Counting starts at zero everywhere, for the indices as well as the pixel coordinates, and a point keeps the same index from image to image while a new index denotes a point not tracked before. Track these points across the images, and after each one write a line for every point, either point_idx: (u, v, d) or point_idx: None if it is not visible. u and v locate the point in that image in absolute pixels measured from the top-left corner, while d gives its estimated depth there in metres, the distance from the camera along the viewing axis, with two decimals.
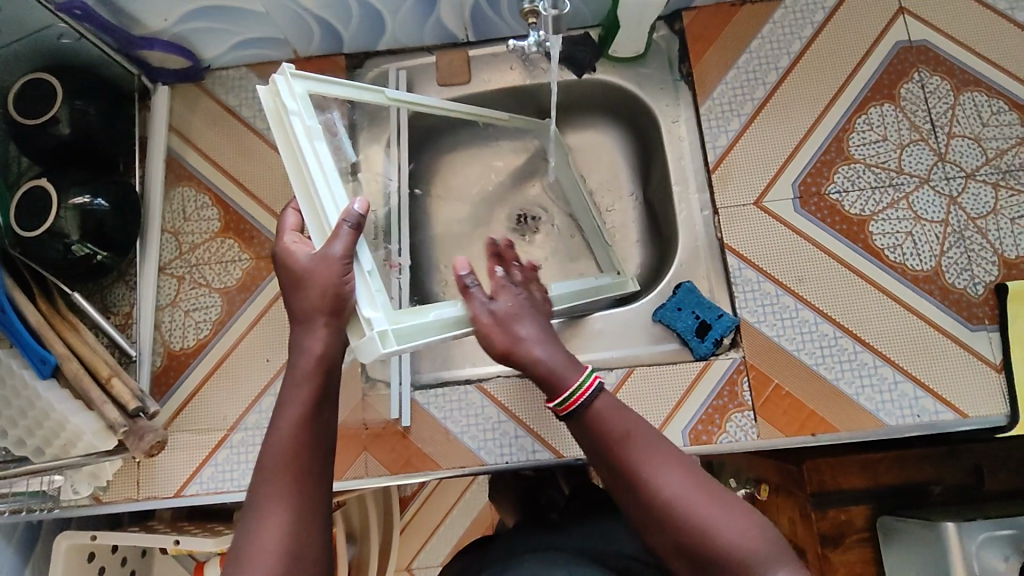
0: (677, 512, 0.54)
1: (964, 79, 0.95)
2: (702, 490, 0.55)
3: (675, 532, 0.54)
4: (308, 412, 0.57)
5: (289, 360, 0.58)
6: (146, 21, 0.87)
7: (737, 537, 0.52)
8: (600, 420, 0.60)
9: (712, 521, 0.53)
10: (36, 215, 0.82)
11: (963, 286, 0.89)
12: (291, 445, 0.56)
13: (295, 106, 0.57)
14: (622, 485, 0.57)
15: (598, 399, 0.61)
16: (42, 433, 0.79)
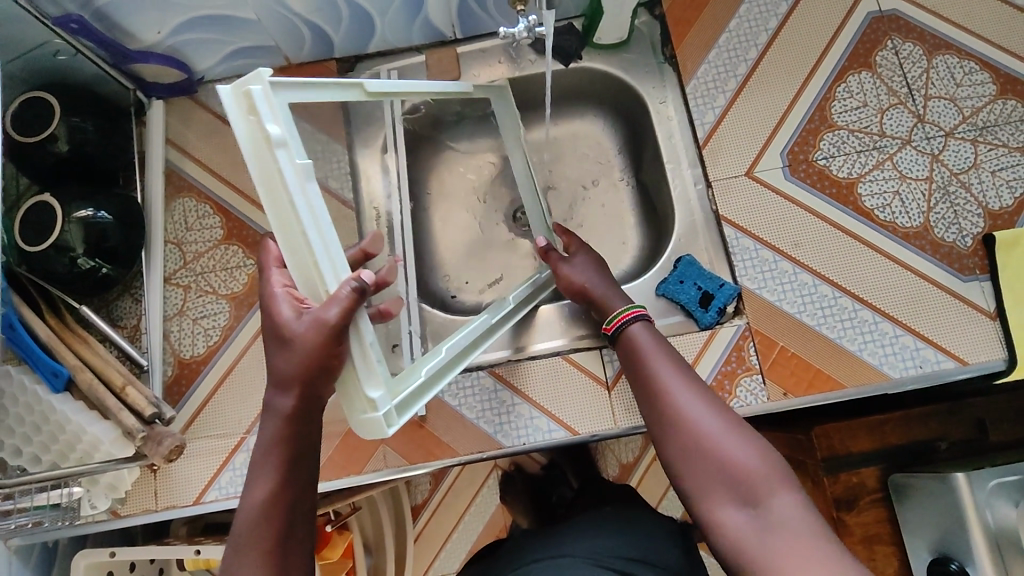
0: (687, 424, 0.64)
1: (935, 43, 0.99)
2: (712, 410, 0.65)
3: (684, 442, 0.63)
4: (286, 490, 0.58)
5: (265, 431, 0.59)
6: (141, 34, 0.89)
7: (735, 448, 0.61)
8: (640, 351, 0.74)
9: (715, 432, 0.62)
10: (41, 231, 0.83)
11: (953, 240, 0.92)
12: (269, 519, 0.57)
13: (265, 129, 0.49)
14: (649, 407, 0.69)
15: (642, 326, 0.76)
16: (59, 446, 0.80)
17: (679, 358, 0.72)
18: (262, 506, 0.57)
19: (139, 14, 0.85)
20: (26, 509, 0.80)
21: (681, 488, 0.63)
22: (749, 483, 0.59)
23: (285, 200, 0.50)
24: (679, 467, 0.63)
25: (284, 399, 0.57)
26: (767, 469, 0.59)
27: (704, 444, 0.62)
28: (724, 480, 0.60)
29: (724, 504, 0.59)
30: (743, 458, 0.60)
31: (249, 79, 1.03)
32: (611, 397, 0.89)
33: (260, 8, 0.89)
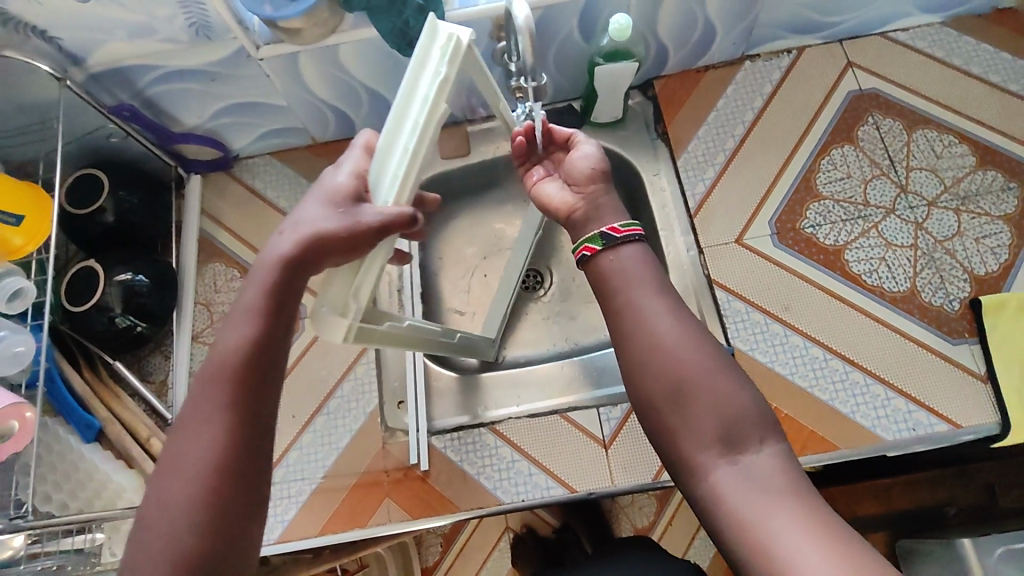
0: (682, 365, 0.54)
1: (914, 118, 1.05)
2: (700, 342, 0.55)
3: (670, 379, 0.54)
4: (261, 346, 0.54)
5: (255, 279, 0.55)
6: (184, 118, 1.00)
7: (727, 390, 0.53)
8: (619, 265, 0.59)
9: (705, 370, 0.54)
10: (85, 292, 0.92)
11: (940, 304, 0.95)
12: (241, 366, 0.53)
13: (443, 59, 0.56)
14: (623, 331, 0.57)
15: (636, 245, 0.60)
16: (84, 495, 0.84)
17: (664, 276, 0.59)
18: (233, 357, 0.53)
19: (183, 102, 0.97)
20: (52, 552, 0.81)
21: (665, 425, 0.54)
22: (740, 429, 0.52)
23: (408, 121, 0.55)
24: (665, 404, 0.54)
25: (285, 246, 0.53)
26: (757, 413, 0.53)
27: (694, 384, 0.53)
28: (715, 424, 0.52)
29: (707, 449, 0.51)
30: (735, 402, 0.53)
31: (278, 156, 1.14)
32: (607, 455, 0.92)
33: (289, 96, 1.00)
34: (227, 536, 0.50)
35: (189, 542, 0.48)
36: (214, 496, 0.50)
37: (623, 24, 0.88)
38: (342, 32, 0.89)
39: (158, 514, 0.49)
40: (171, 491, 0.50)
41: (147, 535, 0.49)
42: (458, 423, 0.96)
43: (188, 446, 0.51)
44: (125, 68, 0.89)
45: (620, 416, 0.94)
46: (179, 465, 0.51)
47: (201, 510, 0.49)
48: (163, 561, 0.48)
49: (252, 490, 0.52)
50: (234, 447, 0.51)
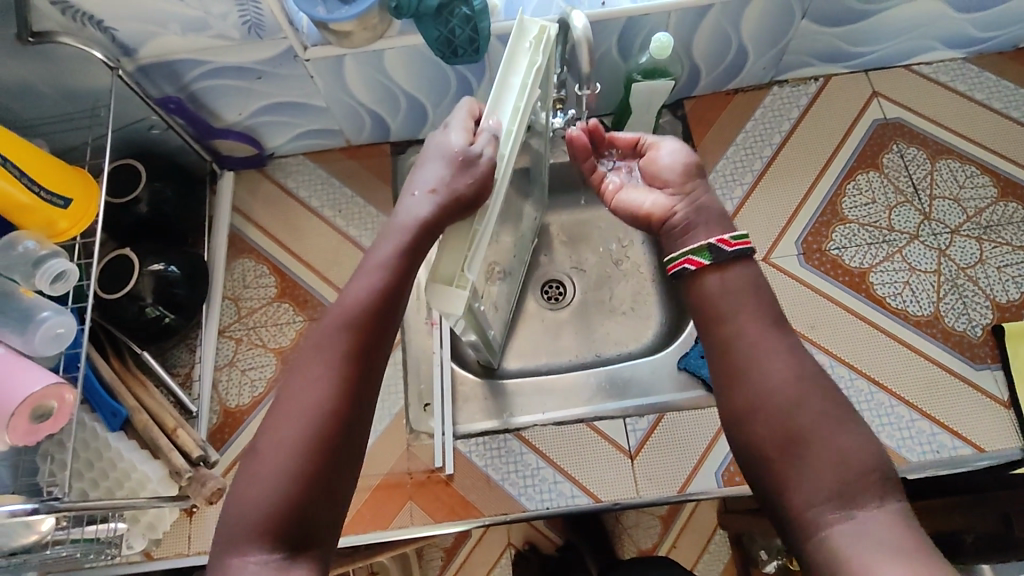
0: (795, 410, 0.53)
1: (937, 148, 1.08)
2: (815, 388, 0.54)
3: (782, 425, 0.52)
4: (386, 299, 0.57)
5: (389, 240, 0.60)
6: (224, 114, 1.01)
7: (843, 437, 0.51)
8: (727, 295, 0.59)
9: (820, 417, 0.52)
10: (118, 280, 0.92)
11: (963, 329, 0.96)
12: (362, 316, 0.56)
13: (535, 49, 0.70)
14: (729, 370, 0.57)
15: (743, 267, 0.61)
16: (108, 484, 0.84)
17: (778, 315, 0.59)
18: (359, 302, 0.56)
19: (226, 99, 0.98)
20: (67, 541, 0.78)
21: (773, 473, 0.52)
22: (855, 483, 0.49)
23: (507, 107, 0.68)
24: (774, 451, 0.52)
25: (426, 209, 0.61)
26: (879, 470, 0.50)
27: (807, 432, 0.52)
28: (828, 475, 0.50)
29: (819, 504, 0.49)
30: (854, 452, 0.50)
31: (311, 156, 1.15)
32: (633, 465, 0.92)
33: (329, 97, 1.01)
34: (332, 477, 0.51)
35: (298, 477, 0.50)
36: (326, 437, 0.52)
37: (664, 42, 0.89)
38: (389, 38, 0.91)
39: (271, 448, 0.51)
40: (288, 428, 0.52)
41: (260, 466, 0.51)
42: (484, 428, 0.96)
43: (305, 385, 0.53)
44: (174, 61, 0.89)
45: (646, 426, 0.94)
46: (296, 403, 0.53)
47: (311, 448, 0.51)
48: (274, 490, 0.49)
49: (357, 436, 0.53)
50: (346, 394, 0.53)
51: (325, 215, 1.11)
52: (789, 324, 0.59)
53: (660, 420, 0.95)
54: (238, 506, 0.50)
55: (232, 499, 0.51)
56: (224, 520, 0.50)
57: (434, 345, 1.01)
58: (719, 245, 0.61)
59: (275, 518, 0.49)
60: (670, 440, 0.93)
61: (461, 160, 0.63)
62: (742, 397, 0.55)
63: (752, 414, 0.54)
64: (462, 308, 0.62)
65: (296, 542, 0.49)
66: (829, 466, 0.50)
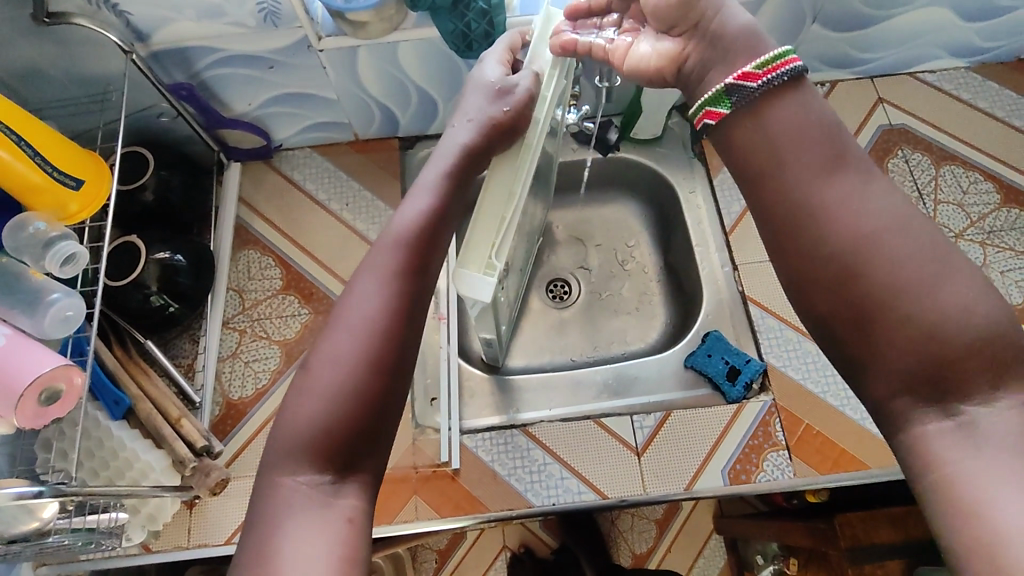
0: (870, 267, 0.48)
1: (941, 155, 1.09)
2: (891, 236, 0.49)
3: (848, 286, 0.49)
4: (434, 218, 0.60)
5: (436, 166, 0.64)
6: (234, 104, 1.01)
7: (928, 295, 0.47)
8: (780, 134, 0.54)
9: (899, 272, 0.48)
10: (123, 267, 0.91)
11: None
12: (415, 231, 0.58)
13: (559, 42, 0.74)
14: (791, 226, 0.53)
15: (782, 92, 0.55)
16: (107, 473, 0.82)
17: (839, 156, 0.53)
18: (412, 219, 0.59)
19: (237, 88, 0.97)
20: (66, 530, 0.74)
21: (854, 345, 0.49)
22: (954, 355, 0.45)
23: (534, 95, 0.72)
24: (856, 318, 0.49)
25: (465, 137, 0.66)
26: (973, 336, 0.45)
27: (893, 296, 0.47)
28: (908, 343, 0.46)
29: (898, 388, 0.47)
30: (943, 316, 0.46)
31: (319, 150, 1.15)
32: (640, 463, 0.92)
33: (340, 89, 1.01)
34: (388, 391, 0.51)
35: (357, 386, 0.49)
36: (380, 350, 0.51)
37: None
38: (404, 30, 0.91)
39: (327, 356, 0.51)
40: (347, 329, 0.52)
41: (314, 374, 0.50)
42: (491, 424, 0.96)
43: (362, 289, 0.54)
44: (187, 48, 0.89)
45: (653, 424, 0.94)
46: (347, 318, 0.52)
47: (369, 357, 0.51)
48: (332, 396, 0.49)
49: (413, 341, 0.54)
50: (402, 300, 0.54)
51: (331, 208, 1.10)
52: (849, 159, 0.53)
53: (668, 417, 0.94)
54: (298, 407, 0.49)
55: (286, 414, 0.50)
56: (279, 434, 0.49)
57: (441, 340, 1.00)
58: (739, 83, 0.55)
59: (334, 429, 0.48)
60: (678, 438, 0.93)
61: (500, 93, 0.69)
62: (802, 255, 0.52)
63: (825, 278, 0.50)
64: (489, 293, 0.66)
65: (349, 461, 0.48)
66: (908, 333, 0.46)
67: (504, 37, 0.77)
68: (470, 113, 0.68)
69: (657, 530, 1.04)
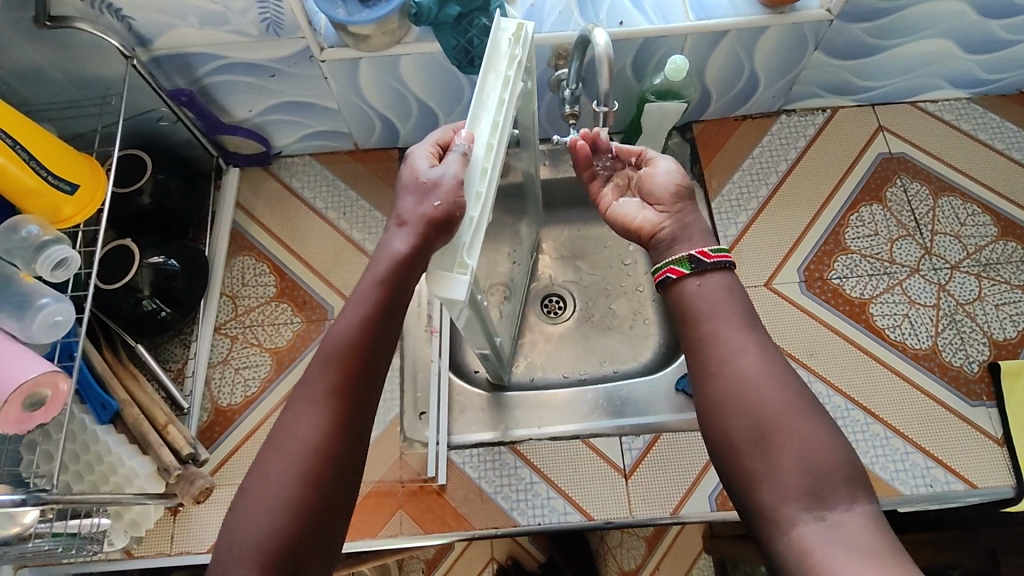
0: (764, 404, 0.54)
1: (940, 185, 1.09)
2: (785, 383, 0.55)
3: (752, 419, 0.54)
4: (370, 330, 0.58)
5: (371, 270, 0.60)
6: (234, 110, 1.01)
7: (812, 427, 0.53)
8: (703, 293, 0.61)
9: (790, 411, 0.54)
10: (117, 270, 0.91)
11: (960, 364, 0.97)
12: (349, 348, 0.57)
13: (515, 45, 0.69)
14: (703, 366, 0.58)
15: (720, 273, 0.62)
16: (92, 477, 0.82)
17: (747, 309, 0.60)
18: (347, 335, 0.57)
19: (237, 95, 0.98)
20: (47, 534, 0.74)
21: (743, 466, 0.54)
22: (827, 484, 0.50)
23: (494, 98, 0.66)
24: (743, 444, 0.54)
25: (401, 244, 0.59)
26: (849, 467, 0.51)
27: (777, 427, 0.53)
28: (794, 465, 0.51)
29: (789, 501, 0.50)
30: (821, 447, 0.52)
31: (319, 158, 1.15)
32: (627, 485, 0.91)
33: (342, 100, 1.01)
34: (321, 514, 0.52)
35: (293, 504, 0.51)
36: (315, 474, 0.53)
37: (680, 65, 0.91)
38: (406, 43, 0.91)
39: (264, 480, 0.52)
40: (278, 463, 0.53)
41: (250, 498, 0.52)
42: (480, 440, 0.96)
43: (296, 422, 0.54)
44: (188, 54, 0.89)
45: (641, 446, 0.93)
46: (284, 442, 0.54)
47: (304, 481, 0.52)
48: (264, 523, 0.50)
49: (348, 464, 0.54)
50: (335, 432, 0.54)
51: (329, 217, 1.10)
52: (760, 321, 0.60)
53: (657, 440, 0.94)
54: (230, 537, 0.51)
55: (226, 534, 0.52)
56: (217, 556, 0.51)
57: (432, 353, 1.00)
58: (700, 257, 0.62)
59: (269, 555, 0.49)
60: (666, 461, 0.93)
61: (425, 187, 0.61)
62: (713, 386, 0.57)
63: (721, 409, 0.56)
64: (464, 292, 0.59)
65: None
66: (797, 457, 0.51)
67: (434, 132, 0.68)
68: (405, 212, 0.60)
69: (645, 548, 1.03)
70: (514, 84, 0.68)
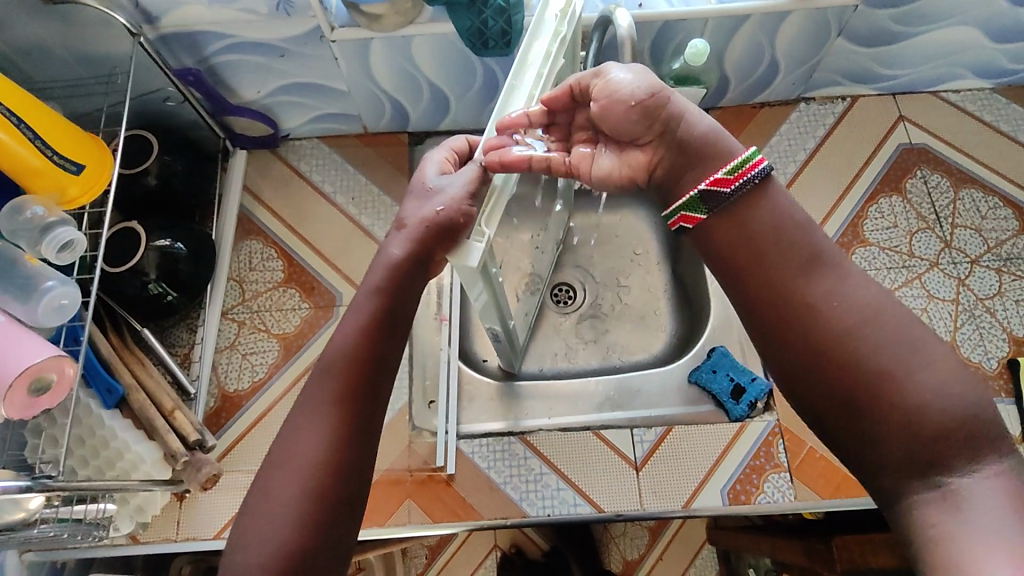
0: (851, 359, 0.48)
1: (961, 177, 1.07)
2: (872, 327, 0.48)
3: (840, 379, 0.48)
4: (370, 338, 0.55)
5: (369, 278, 0.57)
6: (242, 91, 0.99)
7: (911, 373, 0.46)
8: (760, 231, 0.53)
9: (879, 361, 0.47)
10: (123, 253, 0.89)
11: (979, 360, 0.95)
12: (351, 358, 0.54)
13: (561, 20, 0.68)
14: (776, 322, 0.51)
15: (763, 201, 0.54)
16: (98, 463, 0.81)
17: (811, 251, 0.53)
18: (347, 345, 0.54)
19: (245, 75, 0.95)
20: (52, 520, 0.74)
21: (839, 429, 0.48)
22: (939, 438, 0.44)
23: (531, 72, 0.65)
24: (832, 409, 0.48)
25: (397, 249, 0.56)
26: (965, 411, 0.45)
27: (873, 382, 0.47)
28: (898, 423, 0.45)
29: (895, 465, 0.45)
30: (930, 394, 0.45)
31: (327, 141, 1.13)
32: (638, 477, 0.90)
33: (351, 81, 0.99)
34: (329, 532, 0.49)
35: (297, 522, 0.48)
36: (322, 490, 0.50)
37: (700, 49, 0.88)
38: (420, 24, 0.89)
39: (267, 496, 0.50)
40: (282, 479, 0.50)
41: (253, 516, 0.49)
42: (489, 430, 0.94)
43: (300, 436, 0.52)
44: (196, 33, 0.86)
45: (653, 439, 0.92)
46: (287, 455, 0.51)
47: (308, 495, 0.49)
48: (269, 542, 0.47)
49: (355, 479, 0.52)
50: (340, 445, 0.51)
51: (338, 202, 1.08)
52: (828, 254, 0.52)
53: (669, 432, 0.92)
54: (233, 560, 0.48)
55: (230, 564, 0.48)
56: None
57: (442, 342, 0.98)
58: (712, 189, 0.55)
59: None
60: (677, 454, 0.91)
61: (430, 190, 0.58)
62: (785, 345, 0.51)
63: (800, 374, 0.50)
64: (479, 261, 0.56)
65: None
66: (896, 413, 0.45)
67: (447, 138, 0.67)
68: (407, 216, 0.58)
69: (649, 538, 1.06)
70: (554, 60, 0.68)
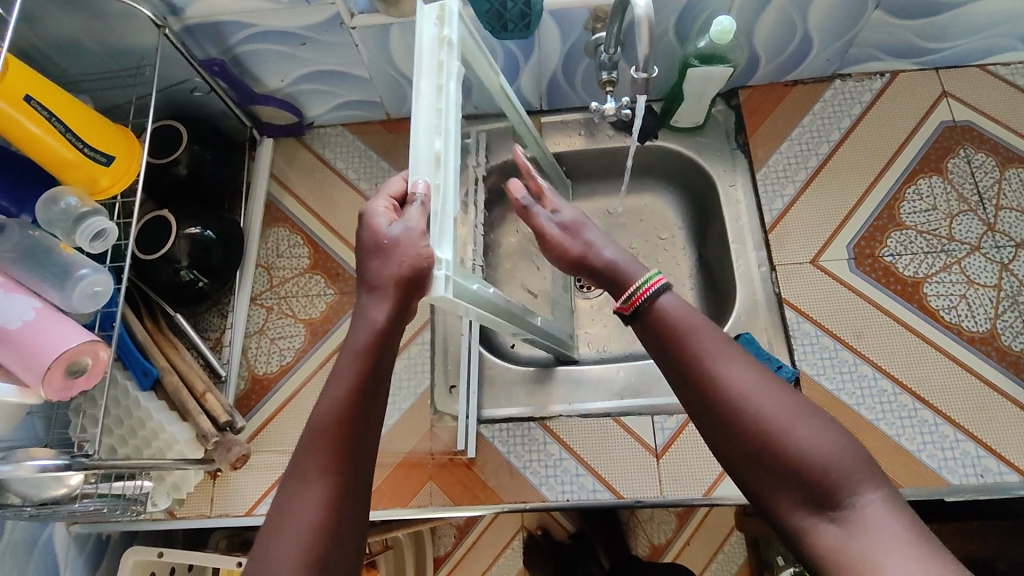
0: (746, 428, 0.53)
1: (1007, 156, 1.01)
2: (758, 397, 0.54)
3: (742, 443, 0.53)
4: (356, 406, 0.58)
5: (351, 343, 0.59)
6: (266, 79, 1.00)
7: (797, 433, 0.52)
8: (661, 324, 0.60)
9: (772, 426, 0.53)
10: (155, 241, 0.92)
11: (1021, 349, 0.91)
12: (339, 425, 0.58)
13: (441, 22, 0.61)
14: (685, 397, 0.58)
15: (657, 301, 0.61)
16: (136, 442, 0.85)
17: (709, 331, 0.58)
18: (333, 414, 0.58)
19: (269, 63, 0.96)
20: (94, 495, 0.78)
21: (748, 485, 0.54)
22: (830, 489, 0.50)
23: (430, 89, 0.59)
24: (740, 468, 0.54)
25: (380, 314, 0.58)
26: (841, 463, 0.51)
27: (768, 446, 0.52)
28: (793, 479, 0.51)
29: (800, 509, 0.51)
30: (814, 451, 0.51)
31: (351, 128, 1.14)
32: (658, 464, 0.90)
33: (371, 68, 0.99)
34: None
35: None
36: (321, 554, 0.53)
37: (726, 26, 0.85)
38: None
39: (267, 562, 0.52)
40: (282, 545, 0.53)
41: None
42: (509, 415, 0.95)
43: (296, 502, 0.55)
44: (220, 23, 0.88)
45: (674, 426, 0.91)
46: (285, 520, 0.54)
47: (310, 560, 0.52)
48: None
49: (349, 538, 0.55)
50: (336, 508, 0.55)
51: (362, 189, 1.09)
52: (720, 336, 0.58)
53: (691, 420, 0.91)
54: None
55: None
56: None
57: (463, 328, 0.99)
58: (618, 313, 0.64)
59: None
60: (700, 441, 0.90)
61: (387, 250, 0.57)
62: (697, 411, 0.57)
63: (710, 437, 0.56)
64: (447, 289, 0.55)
65: None
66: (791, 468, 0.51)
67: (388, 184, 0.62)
68: (376, 273, 0.58)
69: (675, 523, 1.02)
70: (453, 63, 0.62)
